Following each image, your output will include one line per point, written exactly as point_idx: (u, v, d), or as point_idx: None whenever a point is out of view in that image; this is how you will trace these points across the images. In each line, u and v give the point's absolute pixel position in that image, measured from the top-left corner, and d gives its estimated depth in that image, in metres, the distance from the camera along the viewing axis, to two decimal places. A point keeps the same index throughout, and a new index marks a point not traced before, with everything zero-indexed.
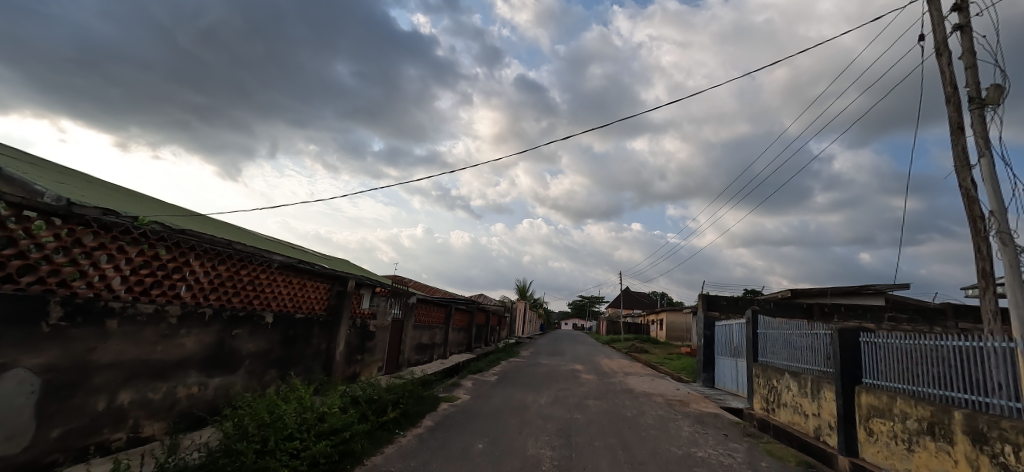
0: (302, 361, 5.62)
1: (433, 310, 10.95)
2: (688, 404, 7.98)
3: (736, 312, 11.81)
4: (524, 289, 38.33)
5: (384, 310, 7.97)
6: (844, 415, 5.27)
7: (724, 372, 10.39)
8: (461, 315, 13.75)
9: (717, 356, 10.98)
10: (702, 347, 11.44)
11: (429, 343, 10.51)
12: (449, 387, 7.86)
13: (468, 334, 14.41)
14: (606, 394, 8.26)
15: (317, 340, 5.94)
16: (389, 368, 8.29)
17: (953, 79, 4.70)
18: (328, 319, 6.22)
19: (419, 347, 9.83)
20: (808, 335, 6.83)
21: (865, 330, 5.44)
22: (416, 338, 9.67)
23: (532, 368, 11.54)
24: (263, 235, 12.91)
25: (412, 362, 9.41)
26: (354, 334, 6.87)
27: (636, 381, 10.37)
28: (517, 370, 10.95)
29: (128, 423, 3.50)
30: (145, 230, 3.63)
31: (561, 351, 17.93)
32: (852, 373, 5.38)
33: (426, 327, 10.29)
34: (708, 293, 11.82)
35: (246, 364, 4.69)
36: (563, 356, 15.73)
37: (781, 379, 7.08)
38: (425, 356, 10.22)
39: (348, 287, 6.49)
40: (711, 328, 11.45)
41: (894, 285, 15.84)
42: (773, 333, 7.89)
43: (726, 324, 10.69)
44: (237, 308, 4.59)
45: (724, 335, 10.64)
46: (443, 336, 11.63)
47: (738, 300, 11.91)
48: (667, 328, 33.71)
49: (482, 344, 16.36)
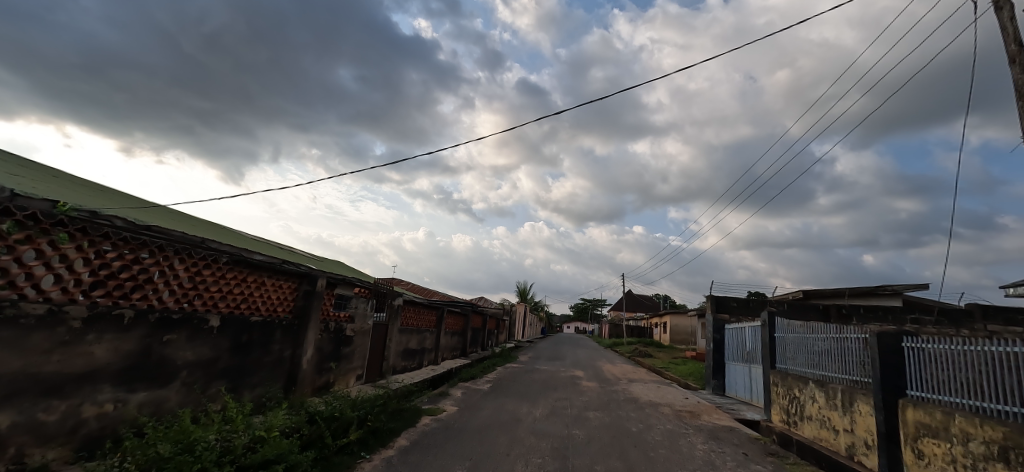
0: (260, 370, 4.92)
1: (423, 312, 10.24)
2: (699, 416, 7.23)
3: (747, 314, 10.86)
4: (525, 291, 37.55)
5: (363, 312, 7.25)
6: (886, 434, 4.54)
7: (736, 380, 9.61)
8: (455, 318, 13.03)
9: (728, 361, 10.21)
10: (712, 352, 10.67)
11: (419, 348, 9.79)
12: (435, 397, 7.13)
13: (463, 337, 13.70)
14: (608, 404, 7.51)
15: (279, 347, 5.22)
16: (371, 376, 7.59)
17: (1016, 36, 3.98)
18: (294, 323, 5.50)
19: (406, 353, 9.11)
20: (834, 339, 6.06)
21: (908, 334, 4.69)
22: (403, 343, 8.95)
23: (529, 375, 10.78)
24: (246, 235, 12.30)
25: (398, 369, 8.68)
26: (326, 339, 6.15)
27: (641, 389, 9.60)
28: (512, 377, 10.20)
29: (8, 453, 2.79)
30: (35, 212, 2.93)
31: (562, 356, 17.17)
32: (894, 384, 4.63)
33: (414, 331, 9.56)
34: (716, 294, 10.94)
35: (182, 376, 3.99)
36: (563, 361, 14.97)
37: (804, 389, 6.32)
38: (414, 362, 9.51)
39: (318, 286, 5.76)
40: (720, 332, 10.68)
41: (910, 286, 15.06)
42: (791, 336, 7.12)
43: (738, 327, 9.91)
44: (169, 309, 3.89)
45: (736, 339, 9.88)
46: (435, 340, 10.92)
47: (750, 302, 10.98)
48: (671, 331, 32.89)
49: (479, 349, 15.63)
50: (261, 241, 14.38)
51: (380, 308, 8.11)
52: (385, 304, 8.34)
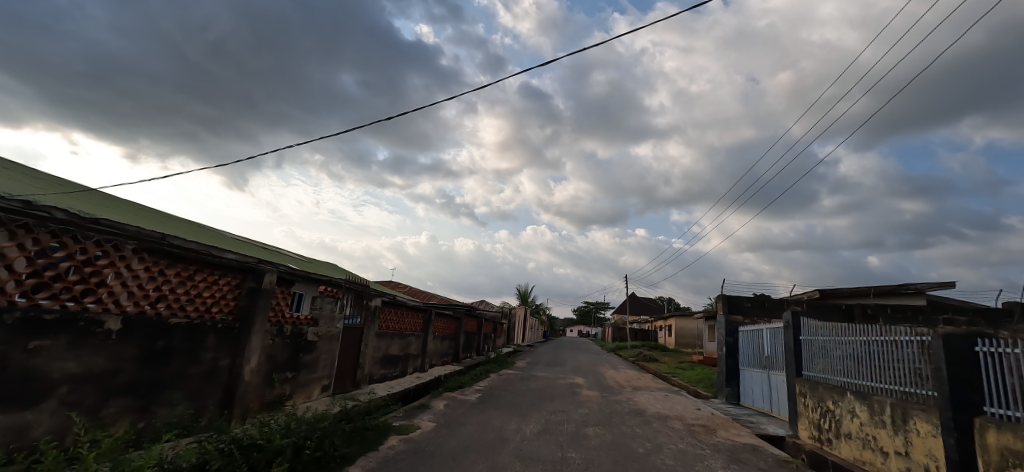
0: (183, 384, 4.05)
1: (408, 315, 9.33)
2: (714, 432, 6.29)
3: (763, 317, 10.01)
4: (524, 293, 36.63)
5: (330, 315, 6.34)
6: (959, 462, 3.62)
7: (752, 388, 8.65)
8: (446, 321, 12.11)
9: (742, 367, 9.27)
10: (724, 357, 9.74)
11: (402, 354, 8.89)
12: (411, 412, 6.22)
13: (456, 342, 12.80)
14: (611, 418, 6.60)
15: (211, 355, 4.34)
16: (340, 387, 6.70)
17: None
18: (234, 326, 4.62)
19: (386, 359, 8.20)
20: (876, 343, 5.12)
21: (984, 337, 3.75)
22: (383, 349, 8.05)
23: (524, 383, 9.87)
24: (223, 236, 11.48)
25: (376, 378, 7.78)
26: (278, 346, 5.27)
27: (648, 399, 8.66)
28: (505, 385, 9.28)
29: None
30: None
31: (562, 361, 16.21)
32: (965, 397, 3.70)
33: (396, 336, 8.65)
34: (729, 294, 10.08)
35: (61, 393, 3.12)
36: (563, 366, 14.03)
37: (841, 401, 5.38)
38: (396, 370, 8.62)
39: (264, 283, 4.87)
40: (734, 335, 9.75)
41: (934, 285, 14.07)
42: (820, 338, 6.17)
43: (754, 330, 8.96)
44: (43, 308, 3.03)
45: (752, 343, 8.96)
46: (422, 346, 10.01)
47: (766, 303, 10.13)
48: (676, 334, 31.79)
49: (473, 354, 14.70)
50: (242, 241, 13.60)
51: (354, 311, 7.20)
52: (360, 304, 7.43)
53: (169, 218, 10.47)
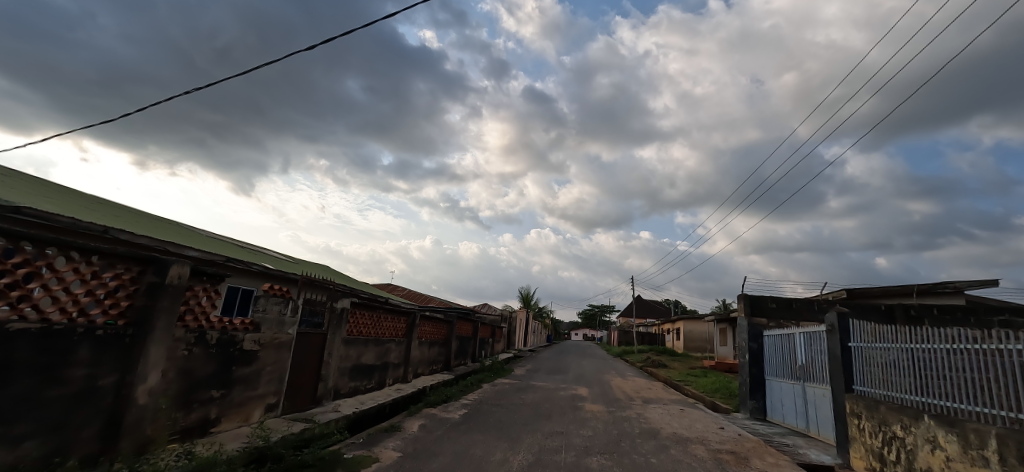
0: (34, 413, 2.96)
1: (387, 319, 8.24)
2: (747, 461, 5.10)
3: (791, 319, 8.72)
4: (526, 296, 35.43)
5: (278, 318, 5.25)
6: None
7: (784, 402, 7.44)
8: (436, 325, 11.00)
9: (769, 377, 8.07)
10: (748, 365, 8.55)
11: (379, 363, 7.76)
12: (376, 437, 5.11)
13: (447, 348, 11.69)
14: (619, 444, 5.43)
15: (85, 372, 3.26)
16: (293, 405, 5.60)
17: None
18: (124, 333, 3.53)
19: (359, 370, 7.10)
20: (963, 353, 3.96)
21: None
22: (354, 357, 6.93)
23: (520, 395, 8.71)
24: (186, 237, 10.49)
25: (345, 393, 6.67)
26: (198, 357, 4.19)
27: (661, 415, 7.48)
28: (497, 398, 8.13)
29: None
30: None
31: (564, 368, 15.01)
32: None
33: (371, 342, 7.54)
34: (750, 293, 8.85)
35: None
36: (564, 374, 12.83)
37: (914, 426, 4.21)
38: (372, 381, 7.49)
39: (168, 278, 3.80)
40: (758, 340, 8.56)
41: (972, 283, 12.82)
42: (878, 345, 4.99)
43: (784, 334, 7.78)
44: None
45: (781, 349, 7.79)
46: (405, 353, 8.88)
47: (793, 303, 8.77)
48: (685, 337, 30.40)
49: (468, 361, 13.57)
50: (219, 240, 12.63)
51: (311, 314, 6.09)
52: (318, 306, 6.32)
53: (122, 215, 9.47)
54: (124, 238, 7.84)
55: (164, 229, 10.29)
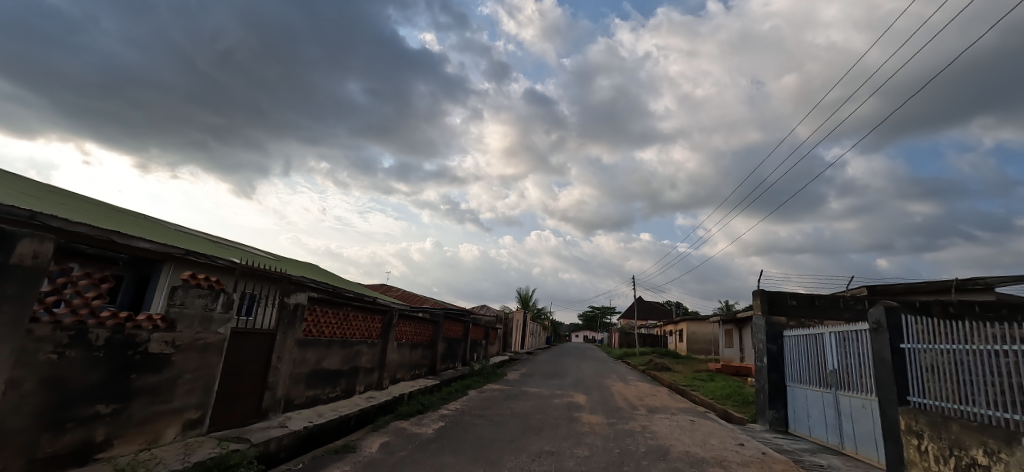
0: None
1: (358, 317, 7.27)
2: None
3: (814, 318, 7.75)
4: (524, 297, 34.31)
5: (202, 315, 4.29)
6: None
7: (812, 413, 6.47)
8: (419, 326, 10.03)
9: (791, 383, 7.10)
10: (766, 370, 7.56)
11: (346, 368, 6.79)
12: (319, 463, 4.12)
13: (433, 351, 10.71)
14: (622, 469, 4.42)
15: None
16: (226, 421, 4.65)
17: None
18: None
19: (320, 376, 6.13)
20: None
21: None
22: (313, 362, 5.97)
23: (508, 404, 7.71)
24: (144, 229, 9.55)
25: (301, 404, 5.70)
26: (75, 362, 3.24)
27: (669, 428, 6.48)
28: (482, 408, 7.14)
29: None
30: None
31: (562, 372, 13.99)
32: None
33: (336, 344, 6.57)
34: (767, 289, 7.88)
35: None
36: (561, 379, 11.81)
37: (1004, 452, 3.24)
38: (337, 389, 6.52)
39: (17, 257, 2.84)
40: (777, 342, 7.56)
41: (1004, 279, 11.82)
42: (942, 347, 4.01)
43: (808, 334, 6.80)
44: None
45: (806, 353, 6.81)
46: (380, 356, 7.90)
47: (816, 300, 7.81)
48: (688, 339, 29.36)
49: (457, 365, 12.60)
50: (191, 235, 11.70)
51: (256, 311, 5.11)
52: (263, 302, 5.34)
53: (68, 204, 8.51)
54: (57, 225, 6.87)
55: (123, 219, 9.41)
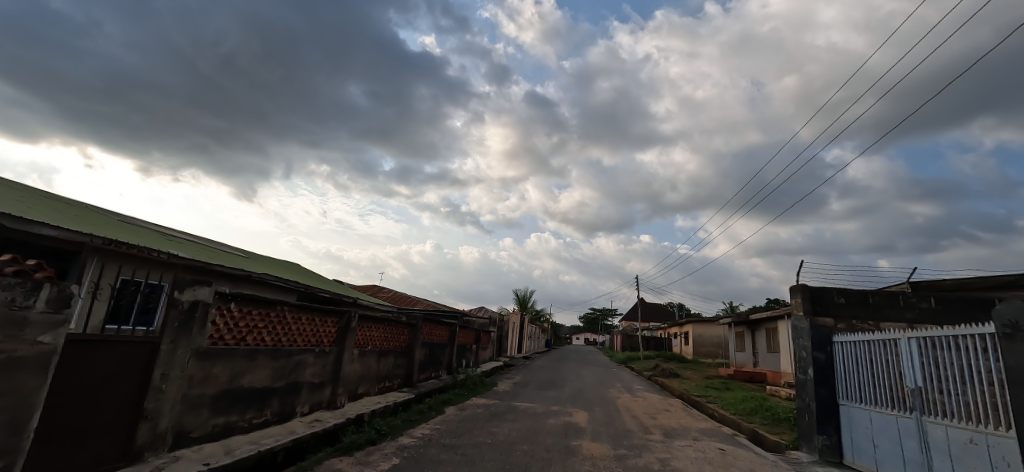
0: None
1: (301, 320, 5.78)
2: None
3: (868, 321, 6.24)
4: (524, 298, 32.80)
5: (5, 316, 2.82)
6: None
7: (878, 442, 5.02)
8: (392, 329, 8.52)
9: (847, 402, 5.62)
10: (809, 384, 6.07)
11: (279, 385, 5.30)
12: None
13: (409, 359, 9.21)
14: None
15: None
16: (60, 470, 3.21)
17: None
18: None
19: (237, 397, 4.66)
20: None
21: None
22: (224, 379, 4.52)
23: (491, 427, 6.21)
24: (62, 217, 8.07)
25: (202, 437, 4.24)
26: None
27: (696, 464, 4.95)
28: (456, 435, 5.62)
29: None
30: None
31: (560, 381, 12.44)
32: None
33: (265, 354, 5.10)
34: (807, 284, 6.44)
35: None
36: (559, 390, 10.31)
37: None
38: (264, 413, 5.04)
39: None
40: (825, 349, 6.05)
41: None
42: None
43: (870, 340, 5.32)
44: None
45: (868, 364, 5.34)
46: (332, 368, 6.41)
47: (871, 297, 6.31)
48: (694, 342, 27.87)
49: (440, 374, 11.10)
50: (137, 227, 10.28)
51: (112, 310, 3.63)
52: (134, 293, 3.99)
53: None
54: None
55: (40, 208, 8.01)
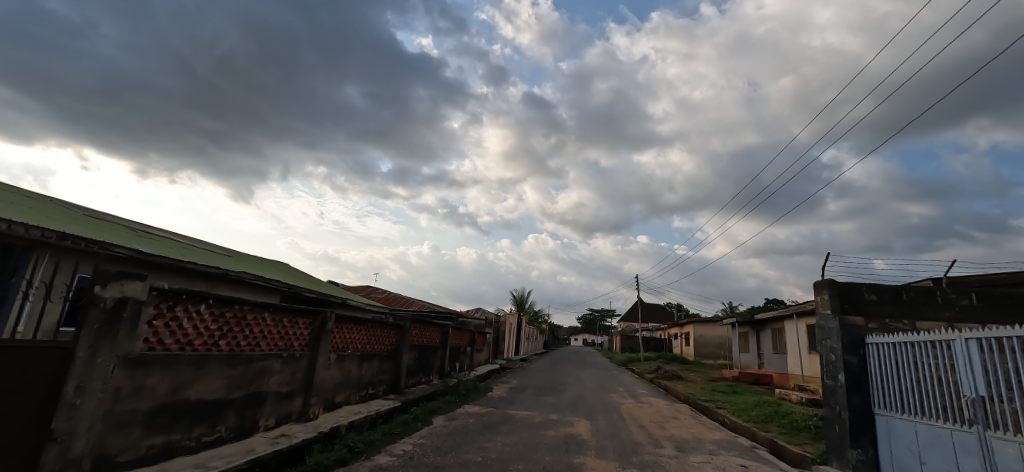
0: None
1: (266, 321, 5.08)
2: None
3: (903, 320, 5.59)
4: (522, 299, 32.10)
5: None
6: None
7: (926, 458, 4.36)
8: (376, 331, 7.82)
9: (885, 412, 4.96)
10: (839, 391, 5.41)
11: (237, 396, 4.61)
12: None
13: (396, 363, 8.52)
14: None
15: None
16: None
17: None
18: None
19: (180, 412, 3.96)
20: None
21: None
22: (163, 392, 3.82)
23: (483, 441, 5.50)
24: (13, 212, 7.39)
25: (132, 461, 3.54)
26: None
27: None
28: (442, 452, 4.91)
29: None
30: None
31: (560, 386, 11.75)
32: None
33: (217, 361, 4.39)
34: (834, 280, 5.80)
35: None
36: (558, 396, 9.62)
37: None
38: (217, 429, 4.34)
39: None
40: (858, 352, 5.40)
41: None
42: None
43: (912, 341, 4.65)
44: None
45: (910, 369, 4.68)
46: (304, 374, 5.70)
47: (904, 294, 5.68)
48: (695, 343, 27.17)
49: (431, 379, 10.39)
50: (106, 223, 9.60)
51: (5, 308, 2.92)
52: None
53: None
54: None
55: None
